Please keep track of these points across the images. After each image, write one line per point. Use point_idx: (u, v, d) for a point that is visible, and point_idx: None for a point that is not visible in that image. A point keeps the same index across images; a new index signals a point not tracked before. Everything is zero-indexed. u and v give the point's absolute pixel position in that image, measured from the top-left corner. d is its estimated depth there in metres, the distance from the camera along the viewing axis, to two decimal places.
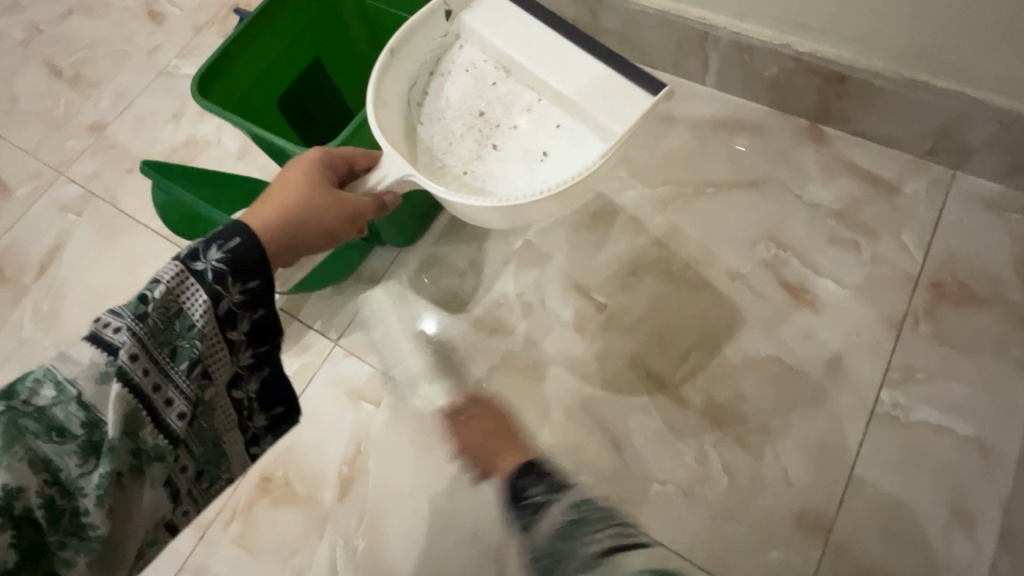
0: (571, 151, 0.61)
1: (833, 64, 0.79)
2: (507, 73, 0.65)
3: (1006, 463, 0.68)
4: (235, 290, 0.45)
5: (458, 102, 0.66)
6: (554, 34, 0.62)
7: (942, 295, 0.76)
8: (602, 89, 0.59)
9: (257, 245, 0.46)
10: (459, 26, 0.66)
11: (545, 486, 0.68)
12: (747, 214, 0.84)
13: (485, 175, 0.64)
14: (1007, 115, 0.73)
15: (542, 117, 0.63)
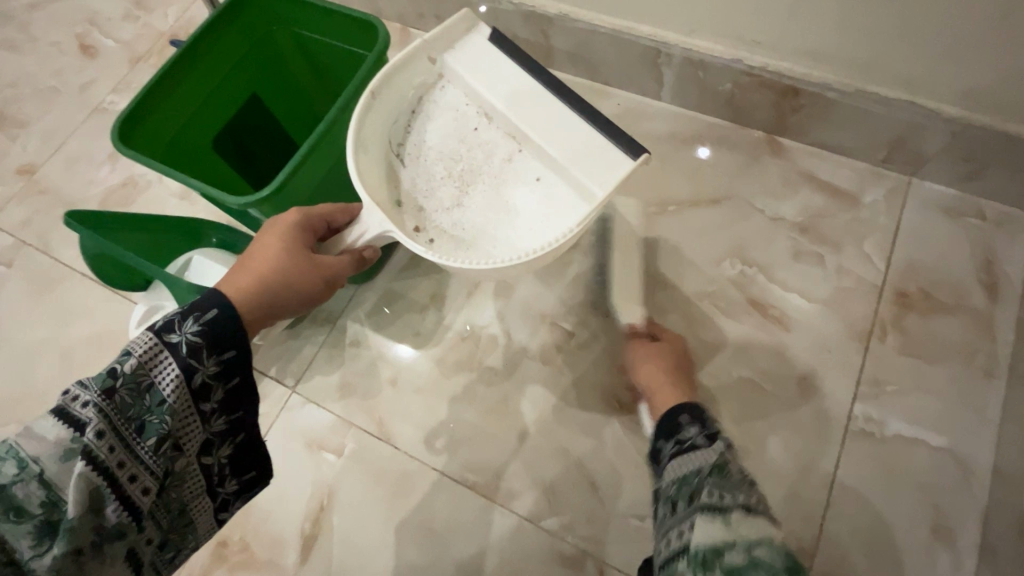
0: (549, 206, 0.59)
1: (786, 78, 0.79)
2: (489, 118, 0.62)
3: (982, 474, 0.67)
4: (210, 361, 0.44)
5: (438, 145, 0.64)
6: (538, 84, 0.60)
7: (907, 305, 0.76)
8: (584, 148, 0.57)
9: (234, 317, 0.46)
10: (442, 66, 0.63)
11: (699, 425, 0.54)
12: (711, 232, 0.83)
13: (464, 222, 0.62)
14: (958, 124, 0.73)
15: (522, 168, 0.61)
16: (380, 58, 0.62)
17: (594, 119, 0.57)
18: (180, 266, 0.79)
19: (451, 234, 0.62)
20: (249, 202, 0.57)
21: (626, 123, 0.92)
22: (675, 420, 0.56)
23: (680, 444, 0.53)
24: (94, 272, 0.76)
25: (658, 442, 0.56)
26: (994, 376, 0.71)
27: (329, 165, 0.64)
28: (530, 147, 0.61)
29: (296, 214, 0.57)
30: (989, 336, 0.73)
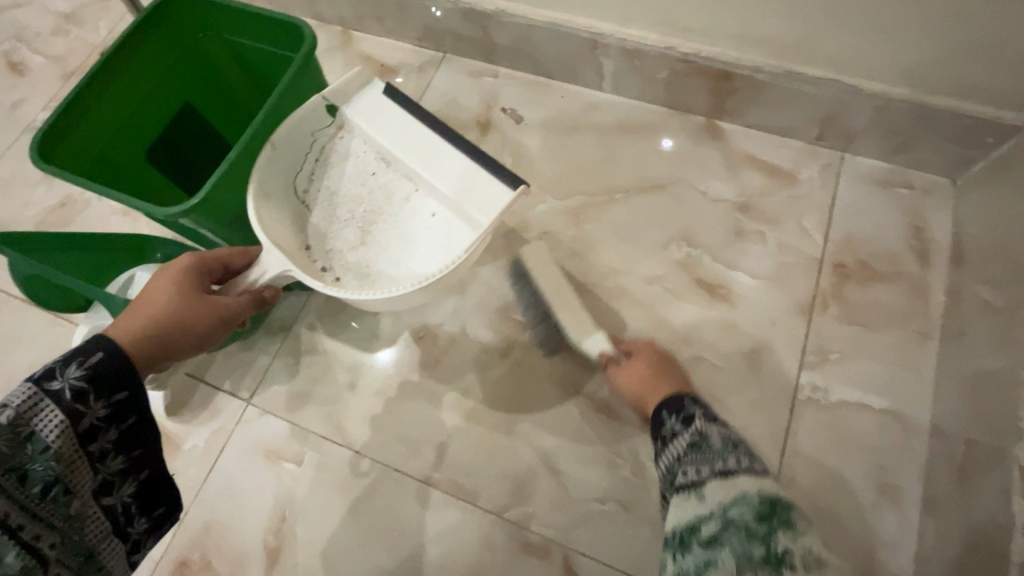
0: (445, 237, 0.67)
1: (717, 63, 0.81)
2: (387, 164, 0.70)
3: (922, 432, 0.70)
4: (99, 405, 0.44)
5: (342, 189, 0.70)
6: (427, 129, 0.67)
7: (846, 276, 0.79)
8: (469, 184, 0.64)
9: (123, 357, 0.46)
10: (341, 117, 0.69)
11: (680, 414, 0.62)
12: (657, 216, 0.84)
13: (369, 259, 0.68)
14: (881, 99, 0.76)
15: (419, 206, 0.69)
16: (308, 59, 0.61)
17: (477, 155, 0.65)
18: (122, 283, 0.78)
19: (357, 271, 0.68)
20: (178, 212, 0.56)
21: (570, 115, 0.93)
22: (659, 416, 0.65)
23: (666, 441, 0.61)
24: (31, 295, 0.73)
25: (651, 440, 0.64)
26: (929, 338, 0.74)
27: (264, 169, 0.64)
28: (425, 187, 0.68)
29: (189, 258, 0.57)
30: (923, 299, 0.76)
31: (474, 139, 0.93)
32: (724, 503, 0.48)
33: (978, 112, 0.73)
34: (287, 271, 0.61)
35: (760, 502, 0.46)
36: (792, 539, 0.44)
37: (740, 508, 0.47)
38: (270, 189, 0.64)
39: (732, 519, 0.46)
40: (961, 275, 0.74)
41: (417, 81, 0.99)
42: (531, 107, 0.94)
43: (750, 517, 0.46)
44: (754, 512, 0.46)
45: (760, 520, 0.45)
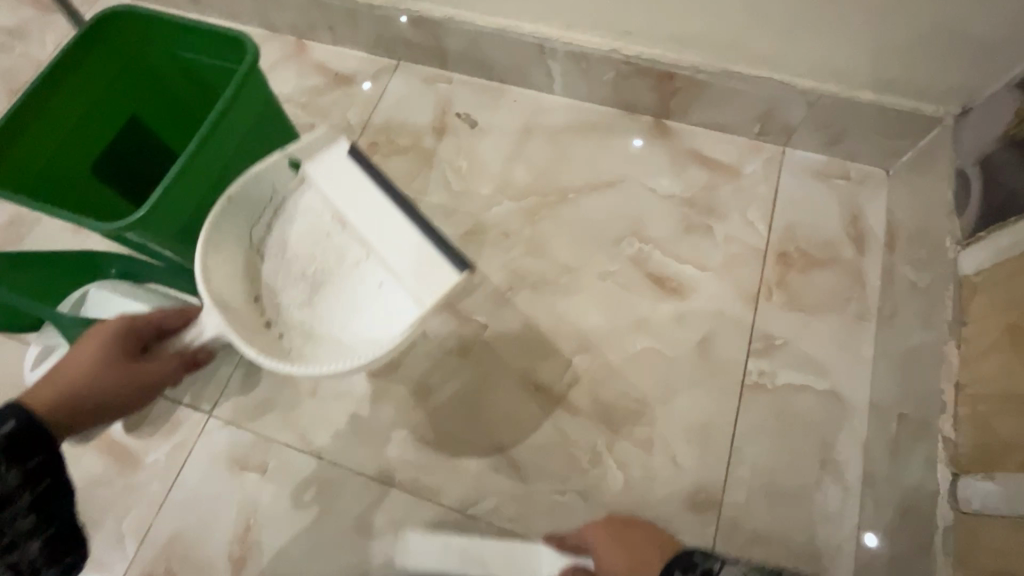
0: (389, 311, 0.61)
1: (659, 64, 0.84)
2: (341, 223, 0.64)
3: (861, 409, 0.74)
4: (12, 467, 0.50)
5: (299, 246, 0.67)
6: (383, 193, 0.61)
7: (788, 264, 0.82)
8: (415, 260, 0.58)
9: (34, 424, 0.52)
10: (304, 172, 0.66)
11: (709, 557, 0.53)
12: (609, 214, 0.87)
13: (315, 322, 0.65)
14: (812, 95, 0.80)
15: (367, 274, 0.62)
16: (251, 70, 0.62)
17: (428, 230, 0.58)
18: (74, 301, 0.77)
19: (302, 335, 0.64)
20: (122, 227, 0.57)
21: (523, 118, 0.95)
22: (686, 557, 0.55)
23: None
24: None
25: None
26: (867, 320, 0.78)
27: (211, 180, 0.64)
28: (374, 255, 0.62)
29: (120, 322, 0.62)
30: (860, 284, 0.80)
31: (429, 144, 0.95)
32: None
33: (901, 105, 0.77)
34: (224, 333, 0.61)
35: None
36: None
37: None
38: (225, 240, 0.65)
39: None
40: (893, 259, 0.78)
41: (371, 88, 1.00)
42: (484, 111, 0.96)
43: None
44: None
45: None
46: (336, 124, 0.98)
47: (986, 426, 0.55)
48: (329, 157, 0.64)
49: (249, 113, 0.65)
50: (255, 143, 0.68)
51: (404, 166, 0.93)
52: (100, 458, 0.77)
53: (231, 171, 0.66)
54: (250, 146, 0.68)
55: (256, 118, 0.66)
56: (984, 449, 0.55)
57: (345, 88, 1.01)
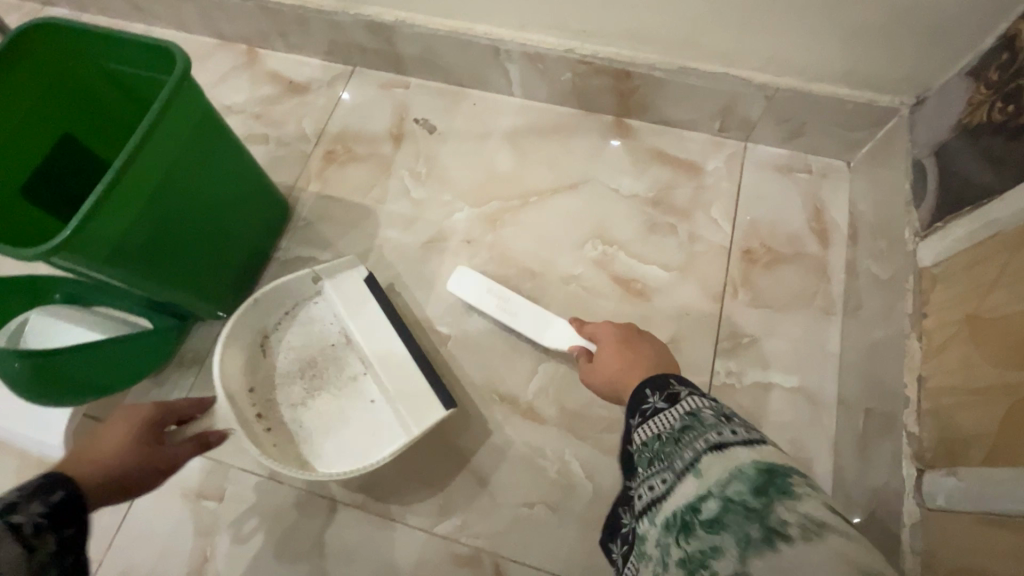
0: (377, 430, 0.71)
1: (616, 62, 0.82)
2: (348, 344, 0.76)
3: (830, 405, 0.73)
4: (51, 540, 0.42)
5: (300, 355, 0.76)
6: (393, 328, 0.73)
7: (753, 261, 0.81)
8: (413, 392, 0.70)
9: (80, 497, 0.46)
10: (323, 288, 0.76)
11: (664, 390, 0.49)
12: (572, 216, 0.85)
13: (305, 421, 0.72)
14: (769, 90, 0.79)
15: (362, 389, 0.73)
16: (182, 78, 0.59)
17: (428, 369, 0.71)
18: (14, 329, 0.73)
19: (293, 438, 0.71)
20: (45, 252, 0.54)
21: (483, 122, 0.93)
22: (641, 395, 0.50)
23: (645, 416, 0.48)
24: None
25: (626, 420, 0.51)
26: (833, 315, 0.78)
27: (147, 199, 0.61)
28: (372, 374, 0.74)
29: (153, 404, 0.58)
30: (826, 278, 0.80)
31: (387, 152, 0.92)
32: (722, 481, 0.38)
33: (857, 97, 0.77)
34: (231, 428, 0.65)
35: (755, 471, 0.38)
36: (791, 508, 0.36)
37: (739, 483, 0.38)
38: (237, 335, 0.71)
39: (731, 500, 0.37)
40: (856, 252, 0.78)
41: (327, 96, 0.97)
42: (442, 116, 0.94)
43: (745, 492, 0.37)
44: (752, 486, 0.37)
45: (757, 494, 0.37)
46: (291, 134, 0.95)
47: (948, 420, 0.55)
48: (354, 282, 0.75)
49: (183, 125, 0.62)
50: (195, 157, 0.65)
51: (361, 175, 0.91)
52: None
53: (169, 187, 0.63)
54: (190, 159, 0.65)
55: (193, 130, 0.63)
56: (946, 444, 0.54)
57: (300, 97, 0.98)
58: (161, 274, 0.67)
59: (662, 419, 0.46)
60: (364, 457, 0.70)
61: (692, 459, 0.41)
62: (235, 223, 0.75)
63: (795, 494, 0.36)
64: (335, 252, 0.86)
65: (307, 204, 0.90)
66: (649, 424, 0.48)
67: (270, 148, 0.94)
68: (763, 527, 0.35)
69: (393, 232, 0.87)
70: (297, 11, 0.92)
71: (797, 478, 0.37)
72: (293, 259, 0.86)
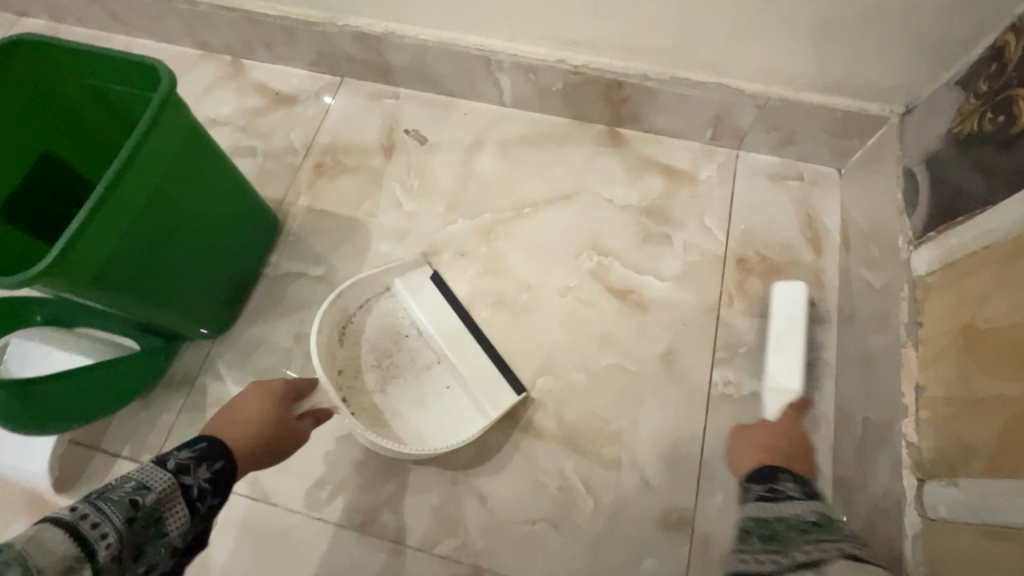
0: (456, 413, 0.73)
1: (608, 73, 0.82)
2: (419, 334, 0.78)
3: (826, 413, 0.73)
4: (206, 505, 0.49)
5: (373, 345, 0.77)
6: (462, 321, 0.78)
7: (748, 269, 0.81)
8: (488, 378, 0.74)
9: (231, 468, 0.53)
10: (393, 286, 0.80)
11: (801, 484, 0.61)
12: (567, 227, 0.85)
13: (384, 407, 0.74)
14: (760, 99, 0.79)
15: (437, 376, 0.75)
16: (168, 94, 0.58)
17: (497, 357, 0.75)
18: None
19: (378, 422, 0.73)
20: (28, 279, 0.52)
21: (475, 133, 0.92)
22: (774, 475, 0.63)
23: (774, 498, 0.60)
24: None
25: (749, 483, 0.63)
26: (828, 322, 0.78)
27: (134, 221, 0.60)
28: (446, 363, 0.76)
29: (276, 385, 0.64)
30: (819, 286, 0.80)
31: (378, 164, 0.91)
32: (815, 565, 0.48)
33: (847, 105, 0.77)
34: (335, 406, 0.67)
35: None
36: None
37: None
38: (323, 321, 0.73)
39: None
40: (849, 260, 0.78)
41: (314, 107, 0.96)
42: (433, 126, 0.93)
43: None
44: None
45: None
46: (279, 147, 0.93)
47: (947, 430, 0.55)
48: (427, 280, 0.80)
49: (170, 144, 0.61)
50: (182, 176, 0.64)
51: (353, 187, 0.90)
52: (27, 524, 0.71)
53: (156, 208, 0.62)
54: (179, 175, 0.63)
55: (179, 148, 0.62)
56: (945, 455, 0.54)
57: (287, 108, 0.96)
58: (150, 296, 0.65)
59: (792, 504, 0.58)
60: (445, 438, 0.72)
61: (824, 559, 0.48)
62: (225, 237, 0.74)
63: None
64: (327, 267, 0.85)
65: (297, 218, 0.88)
66: (779, 504, 0.59)
67: (258, 161, 0.93)
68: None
69: (385, 246, 0.86)
70: (283, 22, 0.90)
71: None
72: (284, 275, 0.84)
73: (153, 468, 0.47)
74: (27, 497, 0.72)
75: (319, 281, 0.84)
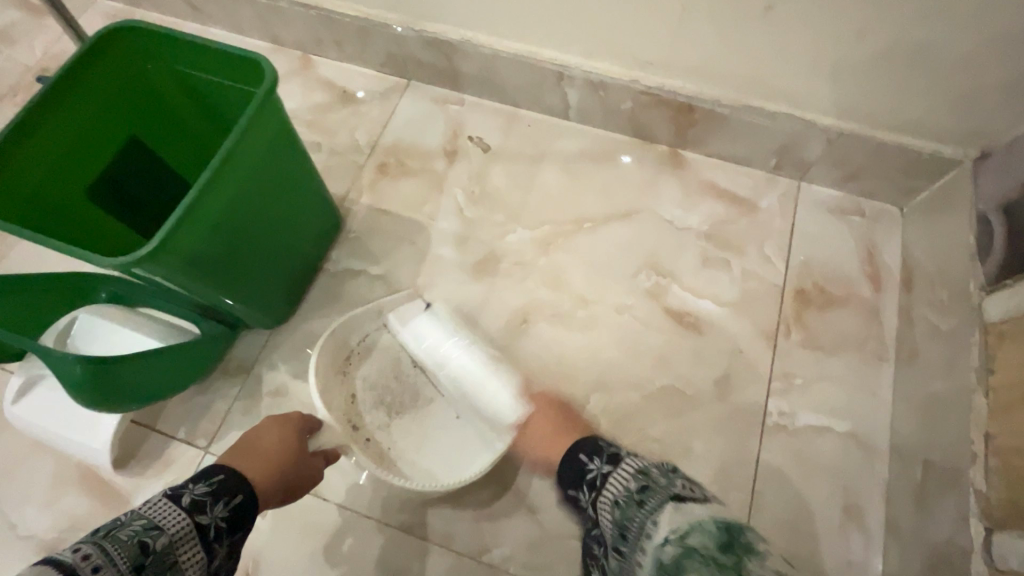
0: (462, 447, 0.73)
1: (680, 96, 0.83)
2: (417, 367, 0.77)
3: (881, 453, 0.73)
4: (224, 544, 0.50)
5: (373, 381, 0.76)
6: None
7: (806, 301, 0.81)
8: (489, 413, 0.73)
9: (252, 502, 0.54)
10: (386, 320, 0.78)
11: (601, 455, 0.59)
12: (626, 247, 0.85)
13: (389, 445, 0.74)
14: (832, 133, 0.80)
15: (441, 411, 0.75)
16: (269, 94, 0.59)
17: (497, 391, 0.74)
18: (60, 330, 0.72)
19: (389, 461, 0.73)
20: (125, 263, 0.54)
21: (538, 145, 0.93)
22: (576, 461, 0.61)
23: (594, 487, 0.56)
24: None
25: (575, 491, 0.60)
26: (886, 361, 0.78)
27: (223, 215, 0.61)
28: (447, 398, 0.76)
29: (289, 419, 0.65)
30: (879, 324, 0.80)
31: (440, 168, 0.92)
32: (684, 529, 0.44)
33: (920, 146, 0.77)
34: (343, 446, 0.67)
35: (717, 528, 0.44)
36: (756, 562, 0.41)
37: (701, 535, 0.43)
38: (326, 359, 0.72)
39: (694, 549, 0.42)
40: (910, 299, 0.78)
41: (380, 108, 0.97)
42: (497, 134, 0.94)
43: (710, 543, 0.42)
44: (715, 540, 0.43)
45: (723, 548, 0.42)
46: (344, 144, 0.95)
47: (1017, 482, 0.55)
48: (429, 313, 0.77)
49: (261, 143, 0.62)
50: (271, 173, 0.66)
51: (414, 190, 0.91)
52: (83, 498, 0.72)
53: (241, 202, 0.63)
54: (268, 169, 0.65)
55: (271, 146, 0.64)
56: (1016, 507, 0.54)
57: (352, 107, 0.97)
58: (222, 286, 0.66)
59: (607, 487, 0.54)
60: (458, 472, 0.72)
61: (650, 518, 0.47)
62: (297, 232, 0.75)
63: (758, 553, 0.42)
64: (386, 266, 0.86)
65: (358, 216, 0.89)
66: (601, 492, 0.55)
67: (322, 156, 0.94)
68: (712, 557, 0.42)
69: (444, 250, 0.86)
70: (359, 23, 0.92)
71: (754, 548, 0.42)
72: (344, 271, 0.85)
73: (170, 507, 0.48)
74: (85, 471, 0.73)
75: (377, 280, 0.85)
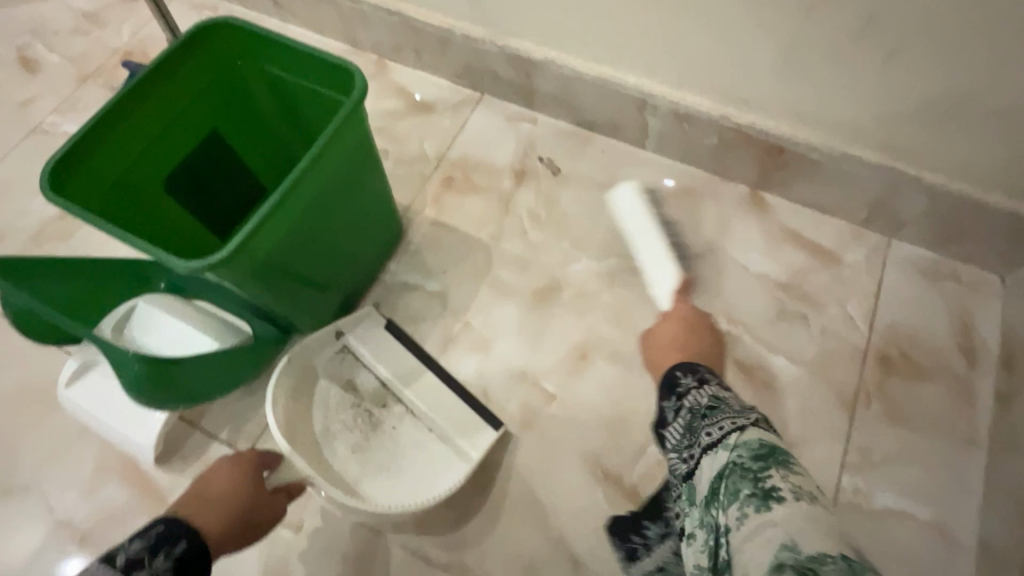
0: (437, 463, 0.71)
1: (771, 137, 0.78)
2: (383, 387, 0.75)
3: (965, 549, 0.67)
4: None
5: (341, 406, 0.74)
6: (427, 369, 0.76)
7: (890, 370, 0.75)
8: (458, 421, 0.73)
9: (199, 545, 0.56)
10: (345, 341, 0.76)
11: (693, 373, 0.60)
12: (697, 290, 0.81)
13: (361, 475, 0.70)
14: (938, 191, 0.73)
15: (411, 433, 0.73)
16: (358, 106, 0.58)
17: (465, 398, 0.74)
18: (120, 317, 0.71)
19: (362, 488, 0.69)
20: (197, 267, 0.52)
21: (610, 173, 0.89)
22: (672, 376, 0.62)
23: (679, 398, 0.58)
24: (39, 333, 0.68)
25: (661, 401, 0.61)
26: (977, 447, 0.71)
27: (292, 225, 0.60)
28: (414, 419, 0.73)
29: (238, 455, 0.67)
30: (972, 404, 0.73)
31: (507, 187, 0.89)
32: (732, 445, 0.47)
33: None
34: (309, 476, 0.64)
35: (760, 444, 0.47)
36: (786, 475, 0.44)
37: (741, 446, 0.47)
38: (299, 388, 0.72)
39: (735, 460, 0.46)
40: (1011, 381, 0.71)
41: (451, 119, 0.95)
42: (569, 157, 0.91)
43: (746, 456, 0.46)
44: (753, 453, 0.46)
45: (757, 459, 0.45)
46: (411, 153, 0.93)
47: None
48: (398, 334, 0.77)
49: (341, 154, 0.61)
50: (347, 184, 0.64)
51: (478, 208, 0.88)
52: (124, 490, 0.71)
53: (313, 212, 0.61)
54: (344, 181, 0.63)
55: (351, 158, 0.62)
56: None
57: (423, 115, 0.96)
58: (279, 292, 0.64)
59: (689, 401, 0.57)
60: (434, 487, 0.69)
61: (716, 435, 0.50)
62: (360, 243, 0.73)
63: (792, 469, 0.44)
64: (442, 283, 0.83)
65: (420, 228, 0.87)
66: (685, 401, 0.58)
67: (388, 164, 0.92)
68: (756, 486, 0.43)
69: (504, 272, 0.83)
70: (442, 33, 0.90)
71: (795, 462, 0.45)
72: (400, 284, 0.83)
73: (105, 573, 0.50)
74: (126, 462, 0.72)
75: (432, 297, 0.82)
